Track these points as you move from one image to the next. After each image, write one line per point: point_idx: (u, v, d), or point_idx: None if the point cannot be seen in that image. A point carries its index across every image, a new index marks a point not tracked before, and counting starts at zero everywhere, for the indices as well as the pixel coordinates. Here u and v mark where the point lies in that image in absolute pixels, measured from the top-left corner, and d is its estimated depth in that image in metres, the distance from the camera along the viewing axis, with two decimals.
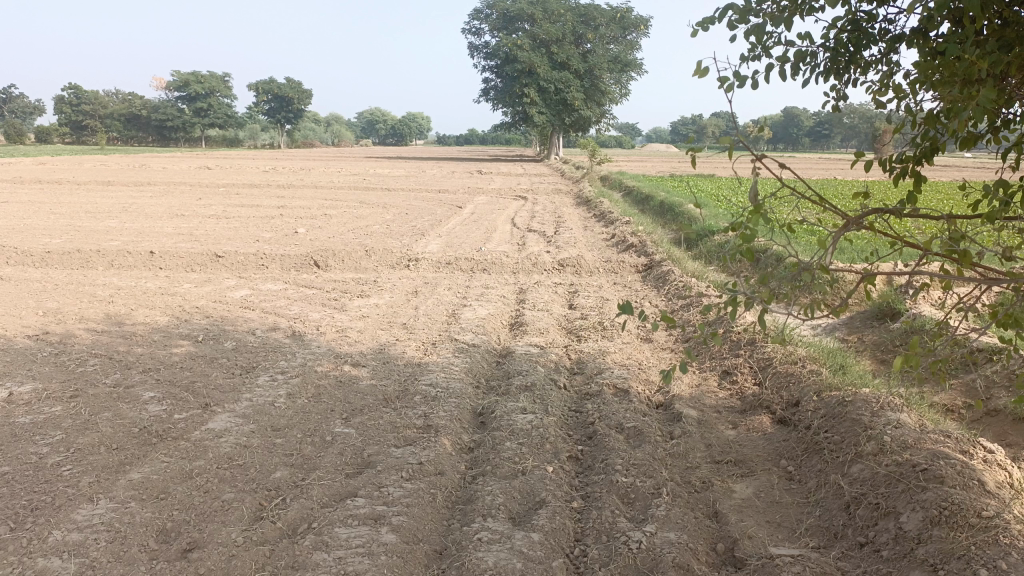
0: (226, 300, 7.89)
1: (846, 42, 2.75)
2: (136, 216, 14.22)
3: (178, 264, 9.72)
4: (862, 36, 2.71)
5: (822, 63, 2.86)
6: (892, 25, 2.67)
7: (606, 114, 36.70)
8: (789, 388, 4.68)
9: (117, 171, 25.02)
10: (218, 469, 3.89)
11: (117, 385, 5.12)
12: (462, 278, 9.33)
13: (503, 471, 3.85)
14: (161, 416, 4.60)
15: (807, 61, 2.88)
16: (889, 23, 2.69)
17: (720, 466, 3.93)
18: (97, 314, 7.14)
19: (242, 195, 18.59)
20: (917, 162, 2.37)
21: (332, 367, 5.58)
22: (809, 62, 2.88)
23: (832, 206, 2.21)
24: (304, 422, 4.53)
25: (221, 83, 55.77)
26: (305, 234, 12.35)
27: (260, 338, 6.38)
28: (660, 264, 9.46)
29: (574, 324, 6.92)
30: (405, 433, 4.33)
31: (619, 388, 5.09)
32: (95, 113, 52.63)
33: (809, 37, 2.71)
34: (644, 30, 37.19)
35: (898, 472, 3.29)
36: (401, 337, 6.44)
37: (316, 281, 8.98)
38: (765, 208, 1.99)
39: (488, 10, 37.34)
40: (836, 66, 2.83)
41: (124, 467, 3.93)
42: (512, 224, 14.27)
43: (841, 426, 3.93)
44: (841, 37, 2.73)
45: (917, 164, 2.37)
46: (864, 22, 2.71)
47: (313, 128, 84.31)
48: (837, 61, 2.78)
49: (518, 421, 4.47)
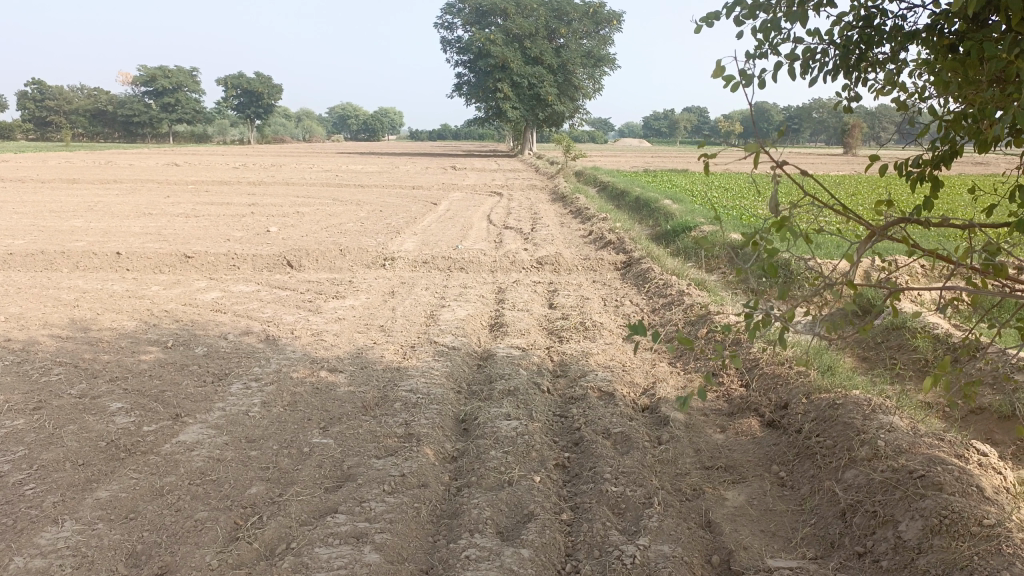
0: (197, 302, 7.67)
1: (856, 40, 2.68)
2: (101, 216, 13.85)
3: (146, 266, 9.45)
4: (873, 34, 2.64)
5: (831, 61, 2.80)
6: (904, 22, 2.61)
7: (579, 109, 36.62)
8: (777, 390, 4.60)
9: (81, 168, 24.44)
10: (190, 485, 3.72)
11: (82, 395, 4.91)
12: (439, 277, 9.17)
13: (489, 482, 3.72)
14: (129, 428, 4.40)
15: (816, 59, 2.83)
16: (901, 20, 2.62)
17: (711, 472, 3.84)
18: (61, 319, 6.89)
19: (211, 192, 18.23)
20: (934, 166, 2.37)
21: (307, 373, 5.41)
22: (818, 60, 2.83)
23: (856, 214, 2.09)
24: (280, 432, 4.37)
25: (189, 79, 54.88)
26: (277, 233, 12.11)
27: (232, 343, 6.19)
28: (639, 262, 9.39)
29: (555, 324, 6.81)
30: (386, 443, 4.19)
31: (604, 391, 4.98)
32: (59, 109, 51.56)
33: (818, 34, 2.66)
34: (616, 25, 37.17)
35: (894, 479, 3.22)
36: (379, 340, 6.29)
37: (290, 282, 8.77)
38: (790, 220, 1.87)
39: (461, 4, 37.15)
40: (845, 65, 2.76)
41: (90, 485, 3.75)
42: (488, 220, 14.14)
43: (832, 430, 3.86)
44: (850, 34, 2.68)
45: (934, 169, 2.37)
46: (876, 20, 2.64)
47: (283, 124, 83.38)
48: (846, 60, 2.72)
49: (502, 428, 4.34)
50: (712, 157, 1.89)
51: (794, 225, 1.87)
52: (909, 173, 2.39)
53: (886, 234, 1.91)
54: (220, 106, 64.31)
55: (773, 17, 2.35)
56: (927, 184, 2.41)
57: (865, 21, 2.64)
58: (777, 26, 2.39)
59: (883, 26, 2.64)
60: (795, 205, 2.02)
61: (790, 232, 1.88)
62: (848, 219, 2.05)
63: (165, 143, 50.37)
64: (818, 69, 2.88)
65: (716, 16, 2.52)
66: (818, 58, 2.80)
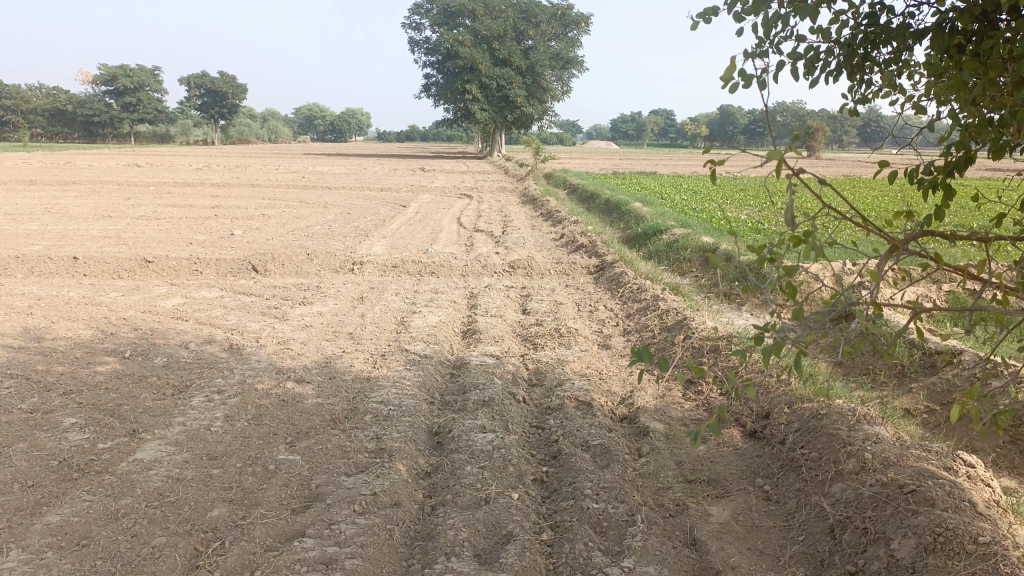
0: (157, 310, 7.38)
1: (861, 39, 2.57)
2: (59, 219, 13.40)
3: (104, 271, 9.12)
4: (879, 32, 2.54)
5: (834, 60, 2.69)
6: (911, 19, 2.51)
7: (548, 111, 36.57)
8: (758, 400, 4.49)
9: (38, 168, 23.78)
10: (147, 509, 3.50)
11: (34, 410, 4.65)
12: (410, 282, 8.98)
13: (464, 500, 3.56)
14: (83, 446, 4.16)
15: (819, 60, 2.71)
16: (909, 17, 2.53)
17: (694, 486, 3.72)
18: (13, 328, 6.57)
19: (174, 194, 17.80)
20: (948, 174, 2.26)
21: (273, 384, 5.19)
22: (821, 59, 2.71)
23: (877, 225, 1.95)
24: (244, 448, 4.16)
25: (151, 78, 53.92)
26: (242, 237, 11.80)
27: (194, 353, 5.94)
28: (613, 265, 9.31)
29: (529, 331, 6.66)
30: (356, 459, 4.02)
31: (580, 401, 4.85)
32: (16, 108, 50.44)
33: (821, 33, 2.54)
34: (585, 27, 37.31)
35: (884, 493, 3.14)
36: (348, 348, 6.09)
37: (255, 288, 8.52)
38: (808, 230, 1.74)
39: (429, 5, 36.88)
40: (850, 65, 2.65)
41: (39, 509, 3.50)
42: (458, 224, 13.96)
43: (818, 442, 3.76)
44: (854, 32, 2.57)
45: (948, 176, 2.28)
46: (883, 17, 2.54)
47: (249, 125, 82.22)
48: (850, 60, 2.61)
49: (477, 442, 4.19)
50: (720, 164, 1.73)
51: (812, 238, 1.75)
52: (921, 182, 2.31)
53: (908, 246, 1.79)
54: (183, 106, 63.15)
55: (777, 14, 2.22)
56: (941, 192, 2.32)
57: (870, 19, 2.53)
58: (779, 21, 2.27)
59: (889, 24, 2.54)
60: (810, 214, 1.90)
61: (808, 243, 1.75)
62: (867, 232, 1.92)
63: (125, 144, 49.21)
64: (822, 69, 2.77)
65: (714, 10, 2.39)
66: (822, 58, 2.69)
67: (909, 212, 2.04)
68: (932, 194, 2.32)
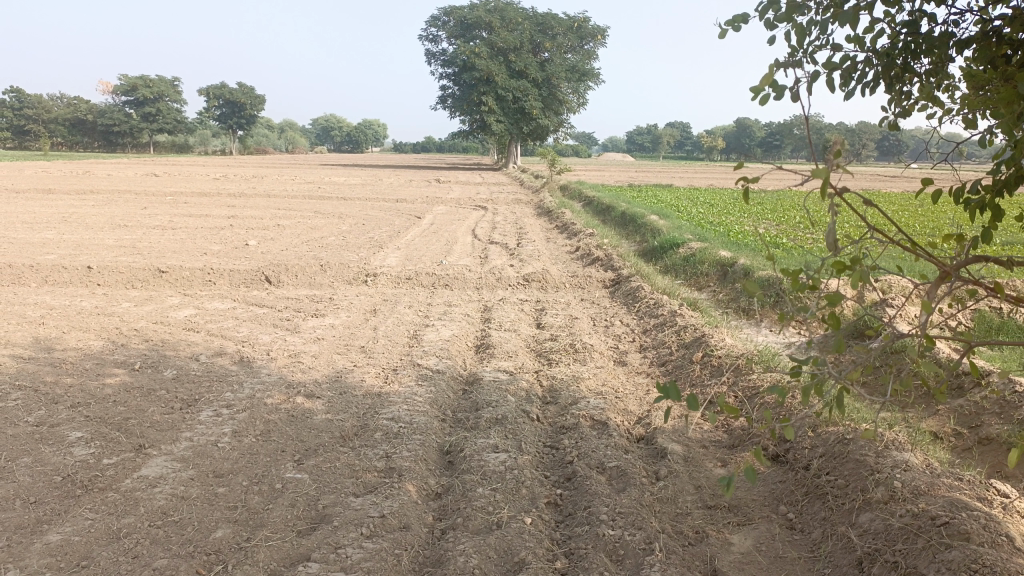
0: (168, 321, 7.33)
1: (901, 47, 2.46)
2: (76, 228, 13.44)
3: (117, 280, 9.10)
4: (919, 40, 2.43)
5: (871, 71, 2.59)
6: (954, 27, 2.40)
7: (564, 123, 36.54)
8: (779, 422, 4.36)
9: (59, 177, 24.02)
10: (150, 528, 3.41)
11: (40, 424, 4.58)
12: (423, 294, 8.90)
13: (476, 524, 3.45)
14: (87, 461, 4.07)
15: (855, 70, 2.61)
16: (953, 25, 2.42)
17: (714, 512, 3.59)
18: (24, 338, 6.52)
19: (190, 204, 17.84)
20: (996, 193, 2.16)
21: (283, 399, 5.09)
22: (857, 69, 2.61)
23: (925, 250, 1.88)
24: (250, 466, 4.06)
25: (170, 89, 54.46)
26: (256, 247, 11.77)
27: (204, 366, 5.86)
28: (629, 279, 9.18)
29: (544, 345, 6.54)
30: (365, 478, 3.91)
31: (596, 420, 4.73)
32: (38, 117, 51.17)
33: (857, 42, 2.43)
34: (601, 39, 37.36)
35: (916, 525, 3.01)
36: (360, 362, 5.99)
37: (267, 299, 8.47)
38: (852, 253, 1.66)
39: (446, 17, 37.00)
40: (888, 75, 2.55)
41: (39, 527, 3.41)
42: (473, 235, 13.89)
43: (844, 468, 3.63)
44: (892, 41, 2.47)
45: (997, 195, 2.18)
46: (924, 25, 2.43)
47: (267, 135, 82.88)
48: (889, 69, 2.51)
49: (489, 462, 4.07)
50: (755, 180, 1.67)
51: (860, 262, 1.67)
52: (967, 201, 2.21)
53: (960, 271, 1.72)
54: (202, 117, 63.73)
55: (812, 21, 2.13)
56: (989, 212, 2.23)
57: (909, 27, 2.42)
58: (812, 28, 2.19)
59: (932, 32, 2.42)
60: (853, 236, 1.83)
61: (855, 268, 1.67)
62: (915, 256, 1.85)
63: (144, 153, 49.66)
64: (857, 81, 2.66)
65: (744, 18, 2.39)
66: (858, 68, 2.59)
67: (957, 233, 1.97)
68: (979, 215, 2.24)
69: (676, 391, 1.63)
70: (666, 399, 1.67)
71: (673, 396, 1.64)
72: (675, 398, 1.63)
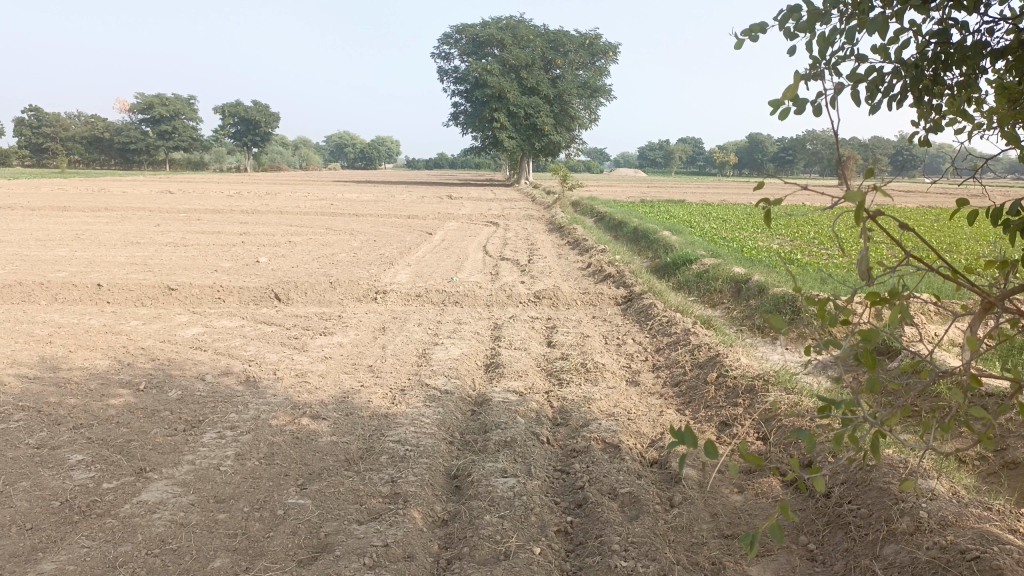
0: (175, 339, 7.26)
1: (931, 57, 2.35)
2: (88, 245, 13.47)
3: (127, 298, 9.07)
4: (951, 50, 2.32)
5: (899, 83, 2.48)
6: (987, 37, 2.29)
7: (575, 140, 36.53)
8: (799, 446, 4.24)
9: (74, 195, 24.20)
10: (147, 557, 3.30)
11: (41, 446, 4.50)
12: (433, 312, 8.80)
13: (482, 554, 3.32)
14: (87, 486, 3.98)
15: (882, 83, 2.50)
16: (987, 34, 2.31)
17: (732, 543, 3.45)
18: (31, 358, 6.47)
19: (203, 221, 17.90)
20: None
21: (287, 421, 4.99)
22: (884, 82, 2.50)
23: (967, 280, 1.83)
24: (252, 491, 3.96)
25: (186, 108, 55.00)
26: (267, 264, 11.73)
27: (209, 386, 5.78)
28: (641, 296, 9.06)
29: (554, 365, 6.42)
30: (369, 504, 3.80)
31: (608, 442, 4.60)
32: (55, 136, 51.69)
33: (883, 52, 2.33)
34: (612, 56, 37.44)
35: (944, 559, 2.86)
36: (367, 382, 5.89)
37: (276, 317, 8.40)
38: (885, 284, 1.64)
39: (458, 35, 37.16)
40: (918, 87, 2.43)
41: (34, 555, 3.32)
42: (484, 251, 13.80)
43: (867, 495, 3.48)
44: (921, 51, 2.36)
45: None
46: (956, 35, 2.32)
47: (280, 152, 83.42)
48: (917, 82, 2.40)
49: (497, 488, 3.95)
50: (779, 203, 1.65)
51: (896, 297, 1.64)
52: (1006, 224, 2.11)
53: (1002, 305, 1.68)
54: (217, 134, 64.32)
55: (837, 29, 2.04)
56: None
57: (940, 37, 2.30)
58: (836, 38, 2.09)
59: (964, 42, 2.31)
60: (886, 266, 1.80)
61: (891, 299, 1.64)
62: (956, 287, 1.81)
63: (159, 170, 50.05)
64: (884, 93, 2.55)
65: (763, 28, 2.32)
66: (885, 80, 2.48)
67: (998, 261, 1.92)
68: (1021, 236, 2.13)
69: (692, 437, 1.48)
70: (682, 444, 1.51)
71: (691, 443, 1.48)
72: (694, 444, 1.47)
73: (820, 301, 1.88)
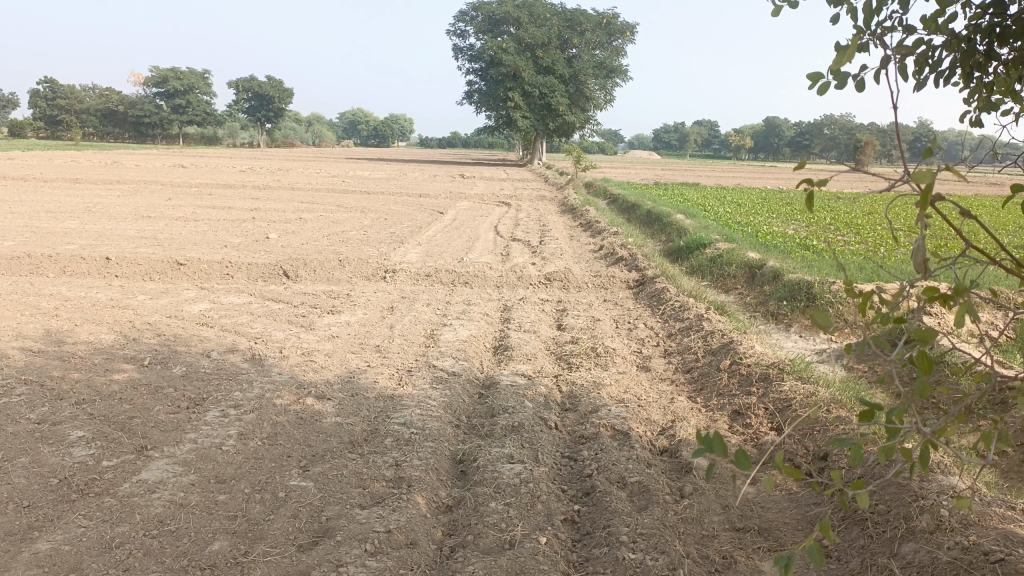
0: (182, 315, 7.19)
1: (987, 29, 2.21)
2: (99, 218, 13.42)
3: (135, 272, 9.01)
4: (1006, 23, 2.18)
5: (947, 57, 2.34)
6: None
7: (590, 120, 36.19)
8: (814, 437, 4.15)
9: (87, 167, 24.19)
10: (145, 538, 3.24)
11: (42, 421, 4.44)
12: (442, 292, 8.70)
13: (487, 542, 3.24)
14: (86, 463, 3.92)
15: (930, 59, 2.36)
16: None
17: (743, 538, 3.36)
18: (36, 331, 6.41)
19: (214, 196, 17.84)
20: None
21: (292, 400, 4.91)
22: (931, 57, 2.37)
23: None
24: (254, 472, 3.88)
25: (201, 82, 54.86)
26: (277, 240, 11.66)
27: (214, 363, 5.70)
28: (653, 281, 8.92)
29: (564, 348, 6.32)
30: (372, 488, 3.72)
31: (617, 429, 4.49)
32: (70, 108, 51.73)
33: (933, 23, 2.19)
34: (629, 36, 37.04)
35: (966, 560, 2.75)
36: (373, 362, 5.81)
37: (284, 294, 8.33)
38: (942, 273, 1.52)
39: (473, 12, 36.72)
40: (968, 63, 2.30)
41: (30, 534, 3.25)
42: (495, 232, 13.68)
43: (885, 491, 3.38)
44: (976, 24, 2.22)
45: None
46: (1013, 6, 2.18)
47: (293, 129, 83.34)
48: (967, 57, 2.26)
49: (503, 474, 3.86)
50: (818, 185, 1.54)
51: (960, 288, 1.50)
52: None
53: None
54: (231, 108, 64.13)
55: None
56: None
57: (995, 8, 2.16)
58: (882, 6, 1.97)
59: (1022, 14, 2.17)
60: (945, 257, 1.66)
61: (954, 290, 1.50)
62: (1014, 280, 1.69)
63: (172, 145, 50.13)
64: (932, 68, 2.42)
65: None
66: (933, 54, 2.34)
67: None
68: None
69: (718, 444, 1.28)
70: (706, 451, 1.31)
71: (716, 450, 1.29)
72: (720, 452, 1.28)
73: (868, 293, 1.72)
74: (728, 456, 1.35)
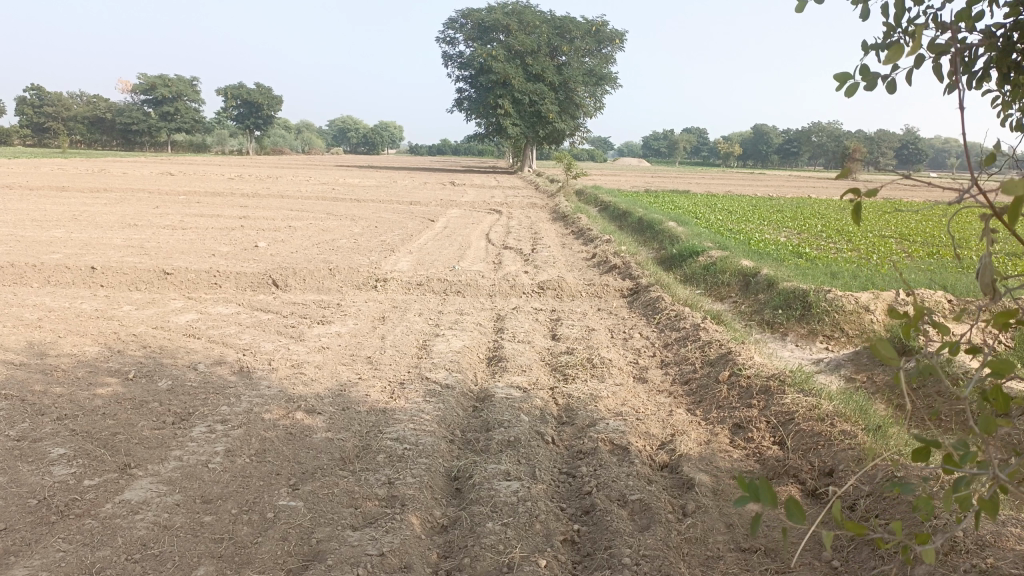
0: (168, 326, 7.02)
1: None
2: (85, 226, 13.22)
3: (120, 282, 8.84)
4: None
5: (983, 56, 2.26)
6: None
7: (579, 127, 36.17)
8: (819, 453, 4.06)
9: (74, 175, 23.94)
10: (127, 563, 3.09)
11: (21, 438, 4.28)
12: (434, 301, 8.57)
13: (485, 565, 3.11)
14: (67, 483, 3.77)
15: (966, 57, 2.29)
16: None
17: (750, 558, 3.25)
18: (17, 343, 6.24)
19: (203, 204, 17.65)
20: None
21: (281, 415, 4.77)
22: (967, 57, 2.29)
23: None
24: (241, 491, 3.74)
25: (189, 88, 54.56)
26: (266, 249, 11.50)
27: (200, 376, 5.55)
28: (648, 289, 8.83)
29: (559, 359, 6.21)
30: (365, 508, 3.59)
31: (616, 444, 4.38)
32: (57, 116, 51.36)
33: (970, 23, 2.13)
34: (619, 44, 37.14)
35: None
36: (365, 374, 5.67)
37: (273, 304, 8.18)
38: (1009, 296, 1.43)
39: (463, 20, 36.63)
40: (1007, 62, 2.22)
41: (5, 560, 3.10)
42: (486, 240, 13.58)
43: (896, 509, 3.29)
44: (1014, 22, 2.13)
45: None
46: None
47: (282, 137, 83.11)
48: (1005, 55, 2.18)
49: (500, 492, 3.73)
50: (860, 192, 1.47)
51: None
52: None
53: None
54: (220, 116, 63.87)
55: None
56: None
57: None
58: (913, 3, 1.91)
59: None
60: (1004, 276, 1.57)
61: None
62: None
63: (161, 153, 49.82)
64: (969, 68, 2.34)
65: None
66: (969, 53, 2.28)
67: None
68: None
69: (768, 494, 1.21)
70: (755, 503, 1.23)
71: (765, 501, 1.21)
72: (770, 503, 1.20)
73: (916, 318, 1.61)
74: (781, 509, 1.25)
